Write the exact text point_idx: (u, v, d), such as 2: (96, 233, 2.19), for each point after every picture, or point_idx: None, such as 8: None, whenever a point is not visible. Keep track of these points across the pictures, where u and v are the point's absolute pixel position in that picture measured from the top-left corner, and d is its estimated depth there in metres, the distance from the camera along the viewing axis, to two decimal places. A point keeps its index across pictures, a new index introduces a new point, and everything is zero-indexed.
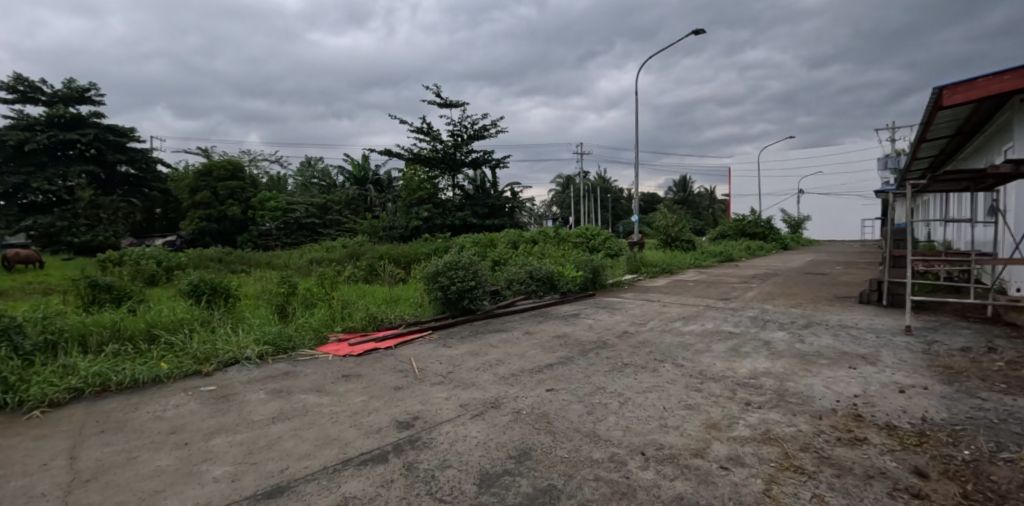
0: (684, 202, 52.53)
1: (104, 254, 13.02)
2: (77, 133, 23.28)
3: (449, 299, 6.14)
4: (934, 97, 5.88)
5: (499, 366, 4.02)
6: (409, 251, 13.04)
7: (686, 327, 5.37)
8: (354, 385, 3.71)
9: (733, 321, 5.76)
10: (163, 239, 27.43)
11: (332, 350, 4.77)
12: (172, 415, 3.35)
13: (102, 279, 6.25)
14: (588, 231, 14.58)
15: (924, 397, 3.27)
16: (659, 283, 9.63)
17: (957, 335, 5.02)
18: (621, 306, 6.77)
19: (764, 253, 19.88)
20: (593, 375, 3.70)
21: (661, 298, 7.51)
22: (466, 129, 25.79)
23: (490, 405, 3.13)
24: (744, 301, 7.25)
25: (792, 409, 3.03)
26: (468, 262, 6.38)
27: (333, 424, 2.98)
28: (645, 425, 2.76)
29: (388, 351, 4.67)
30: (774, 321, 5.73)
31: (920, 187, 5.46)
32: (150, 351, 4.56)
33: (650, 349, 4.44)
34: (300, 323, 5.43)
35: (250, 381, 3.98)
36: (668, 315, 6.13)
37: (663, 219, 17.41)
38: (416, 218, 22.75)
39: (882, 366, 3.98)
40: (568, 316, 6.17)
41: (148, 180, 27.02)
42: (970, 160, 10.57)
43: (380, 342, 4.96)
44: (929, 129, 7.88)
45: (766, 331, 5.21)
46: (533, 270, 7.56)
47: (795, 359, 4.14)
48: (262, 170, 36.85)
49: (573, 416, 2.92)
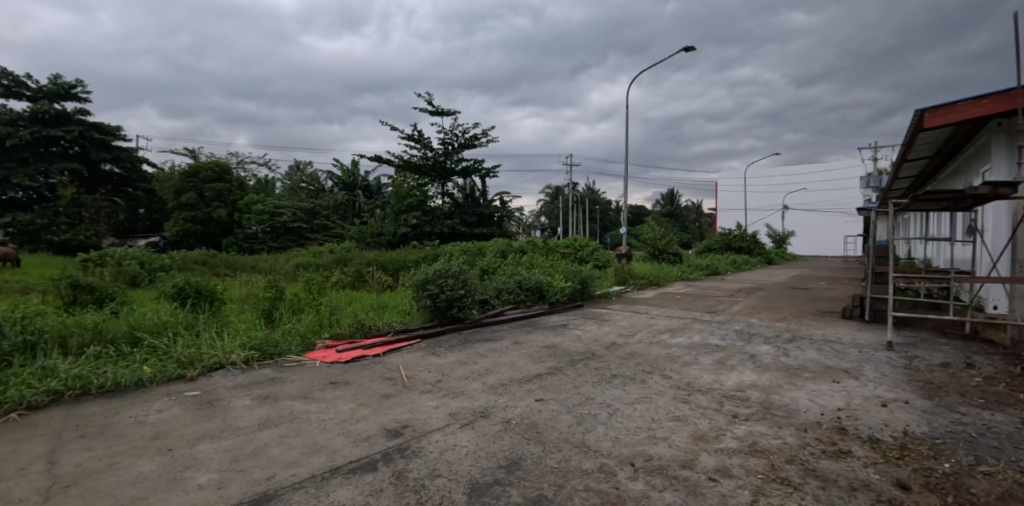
0: (671, 215, 53.09)
1: (86, 254, 12.89)
2: (61, 130, 23.00)
3: (438, 307, 6.11)
4: (916, 117, 6.07)
5: (488, 375, 4.02)
6: (397, 258, 12.99)
7: (673, 339, 5.41)
8: (341, 392, 3.68)
9: (719, 334, 5.82)
10: (146, 240, 27.05)
11: (319, 357, 4.71)
12: (155, 420, 3.29)
13: (84, 280, 6.13)
14: (576, 242, 14.66)
15: (904, 411, 3.35)
16: (646, 294, 9.72)
17: (937, 351, 5.14)
18: (609, 318, 6.81)
19: (749, 267, 20.16)
20: (582, 385, 3.72)
21: (650, 310, 7.56)
22: (457, 138, 25.88)
23: (480, 414, 3.12)
24: (729, 314, 7.34)
25: (777, 421, 3.08)
26: (458, 270, 6.37)
27: (321, 431, 2.95)
28: (634, 436, 2.78)
29: (377, 358, 4.62)
30: (760, 335, 5.81)
31: (901, 207, 5.62)
32: (132, 353, 4.48)
33: (638, 361, 4.47)
34: (287, 328, 5.36)
35: (235, 387, 3.92)
36: (656, 326, 6.18)
37: (651, 232, 17.61)
38: (405, 225, 22.91)
39: (865, 381, 4.06)
40: (557, 326, 6.19)
41: (133, 180, 26.65)
42: (950, 182, 11.00)
43: (369, 350, 4.92)
44: (911, 149, 8.18)
45: (752, 344, 5.27)
46: (522, 279, 7.58)
47: (780, 373, 4.20)
48: (250, 173, 36.52)
49: (563, 425, 2.94)
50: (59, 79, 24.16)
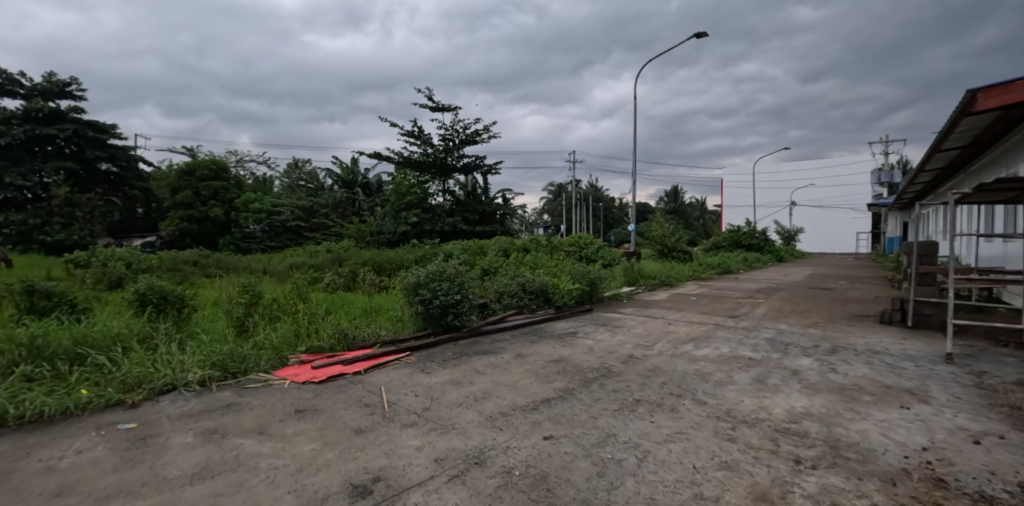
0: (675, 212, 52.35)
1: (71, 255, 12.66)
2: (54, 128, 22.49)
3: (431, 314, 5.34)
4: (966, 99, 5.38)
5: (486, 401, 3.34)
6: (393, 257, 12.37)
7: (699, 351, 4.71)
8: (305, 426, 3.01)
9: (750, 344, 5.11)
10: (143, 241, 26.55)
11: (291, 376, 4.06)
12: (69, 466, 2.64)
13: (39, 283, 5.47)
14: (580, 239, 14.00)
15: (1006, 451, 2.68)
16: (658, 296, 9.03)
17: (1005, 364, 4.45)
18: (622, 324, 6.12)
19: (761, 265, 19.44)
20: (599, 415, 3.03)
21: (666, 314, 6.86)
22: (458, 134, 25.21)
23: (473, 461, 2.45)
24: (754, 318, 6.64)
25: (855, 471, 2.42)
26: (454, 272, 5.60)
27: (268, 488, 2.29)
28: (675, 497, 2.11)
29: (356, 378, 3.94)
30: (795, 345, 5.10)
31: (959, 199, 4.90)
32: (70, 375, 3.83)
33: (664, 380, 3.79)
34: (258, 341, 4.72)
35: (181, 417, 3.28)
36: (675, 334, 5.48)
37: (659, 229, 16.94)
38: (404, 223, 22.30)
39: (939, 407, 3.37)
40: (564, 334, 5.51)
41: (130, 179, 26.11)
42: (987, 172, 10.20)
43: (349, 366, 4.27)
44: (953, 131, 7.42)
45: (791, 357, 4.58)
46: (525, 281, 6.86)
47: (834, 396, 3.53)
48: (248, 172, 35.89)
49: (580, 479, 2.26)
50: (54, 76, 23.63)
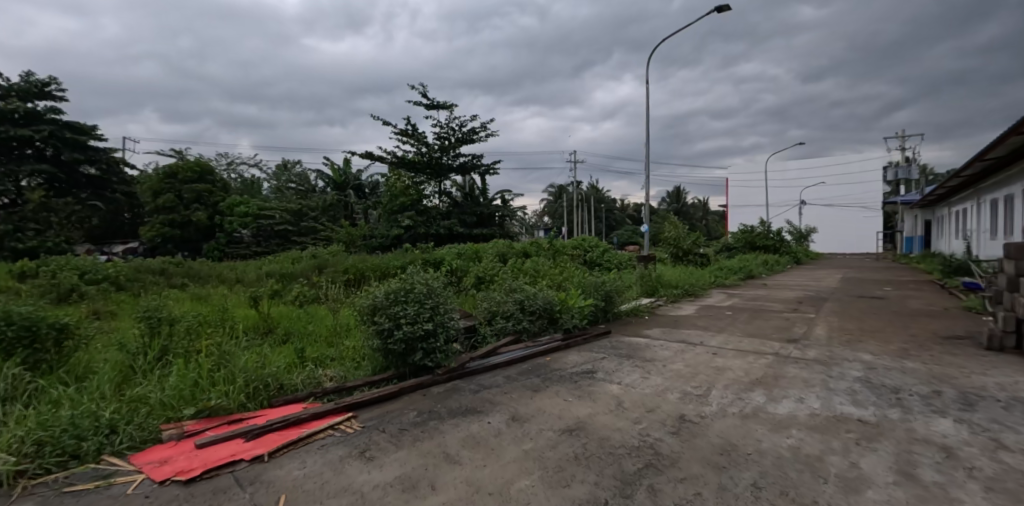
0: (679, 213, 50.74)
1: (21, 264, 11.53)
2: (30, 129, 20.92)
3: (394, 349, 3.83)
4: None
5: None
6: (377, 263, 10.91)
7: (779, 408, 3.21)
8: None
9: (845, 391, 3.60)
10: (125, 248, 25.10)
11: (151, 468, 2.54)
12: None
13: None
14: (585, 243, 12.58)
15: None
16: (684, 309, 7.56)
17: None
18: (655, 356, 4.61)
19: (781, 268, 17.96)
20: None
21: (707, 339, 5.35)
22: (454, 132, 23.77)
23: None
24: (820, 344, 5.14)
25: None
26: (428, 289, 4.07)
27: None
28: None
29: (251, 475, 2.43)
30: (907, 393, 3.58)
31: None
32: None
33: (755, 478, 2.28)
34: (135, 399, 3.23)
35: None
36: (732, 375, 3.96)
37: (673, 230, 15.46)
38: (397, 226, 20.97)
39: None
40: (580, 374, 4.01)
41: (112, 182, 24.53)
42: None
43: (251, 444, 2.76)
44: None
45: (920, 419, 3.08)
46: (525, 298, 5.33)
47: None
48: (237, 174, 34.39)
49: None
50: (32, 76, 22.13)
